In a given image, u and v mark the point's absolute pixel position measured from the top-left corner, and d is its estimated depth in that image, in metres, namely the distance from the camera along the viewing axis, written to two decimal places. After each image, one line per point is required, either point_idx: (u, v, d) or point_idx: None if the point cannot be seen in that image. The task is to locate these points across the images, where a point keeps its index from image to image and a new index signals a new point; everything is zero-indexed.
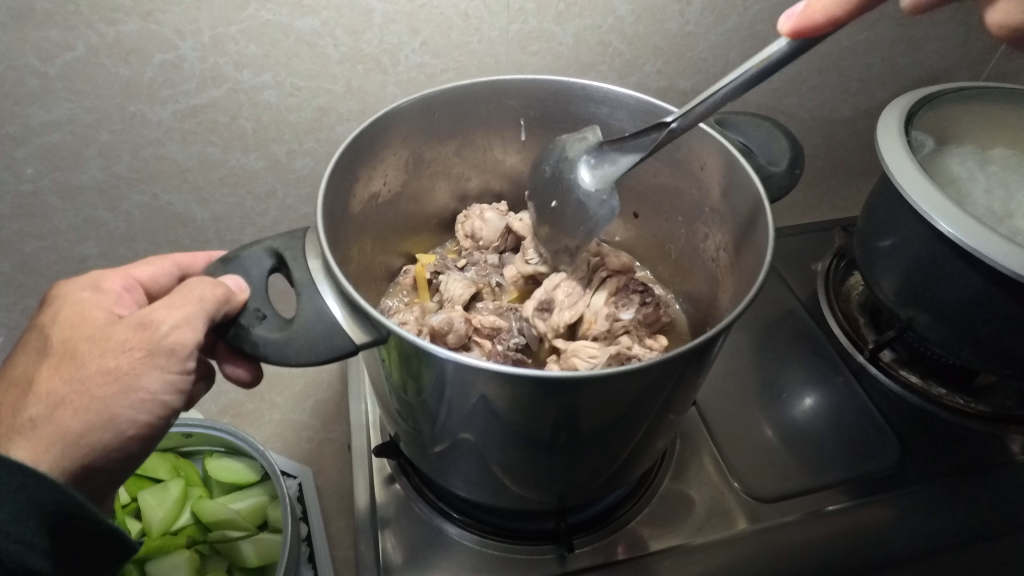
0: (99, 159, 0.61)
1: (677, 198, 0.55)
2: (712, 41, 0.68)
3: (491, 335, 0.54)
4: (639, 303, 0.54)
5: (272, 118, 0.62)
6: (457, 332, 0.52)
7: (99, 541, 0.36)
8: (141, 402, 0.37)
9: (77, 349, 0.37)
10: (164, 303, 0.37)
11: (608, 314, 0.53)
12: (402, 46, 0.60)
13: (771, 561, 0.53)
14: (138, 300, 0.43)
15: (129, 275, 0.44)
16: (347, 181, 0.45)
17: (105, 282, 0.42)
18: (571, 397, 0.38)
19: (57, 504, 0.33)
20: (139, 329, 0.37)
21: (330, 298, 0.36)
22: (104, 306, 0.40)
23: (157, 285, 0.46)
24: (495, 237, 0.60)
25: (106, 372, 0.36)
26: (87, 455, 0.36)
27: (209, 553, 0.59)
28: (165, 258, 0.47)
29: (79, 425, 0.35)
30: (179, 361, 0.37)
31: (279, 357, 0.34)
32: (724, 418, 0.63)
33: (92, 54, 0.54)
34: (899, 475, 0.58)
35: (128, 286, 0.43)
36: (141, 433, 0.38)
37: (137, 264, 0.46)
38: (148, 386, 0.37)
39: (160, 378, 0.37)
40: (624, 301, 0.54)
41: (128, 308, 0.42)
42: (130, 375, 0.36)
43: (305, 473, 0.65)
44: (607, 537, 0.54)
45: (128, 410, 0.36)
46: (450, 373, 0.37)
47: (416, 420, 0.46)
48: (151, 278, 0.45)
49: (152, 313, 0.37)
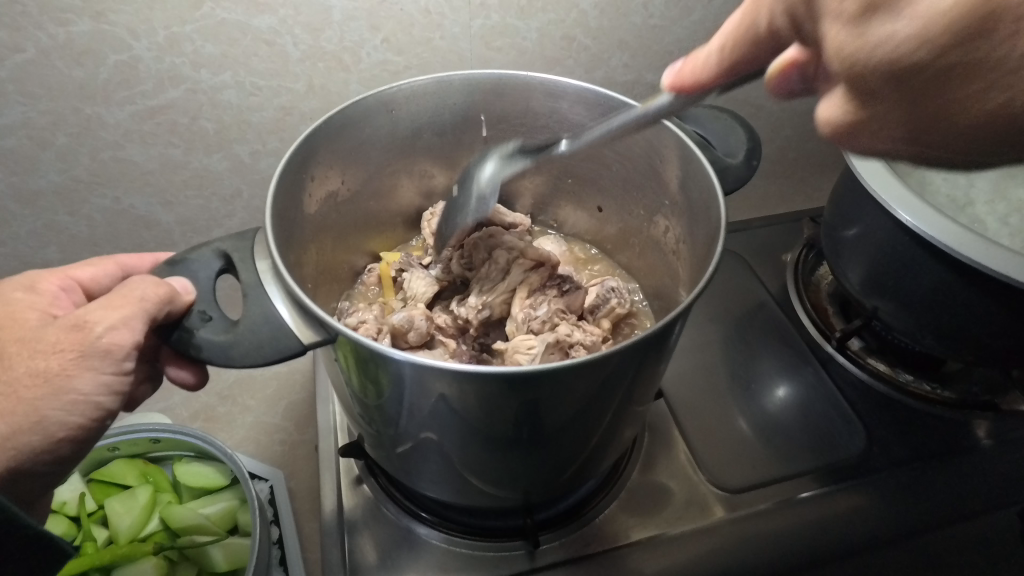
0: (57, 163, 0.60)
1: (639, 192, 0.55)
2: (678, 34, 0.68)
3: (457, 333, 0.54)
4: (557, 294, 0.54)
5: (233, 118, 0.62)
6: (418, 330, 0.51)
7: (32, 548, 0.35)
8: (73, 404, 0.36)
9: (7, 351, 0.37)
10: (101, 304, 0.37)
11: (525, 316, 0.52)
12: (364, 43, 0.59)
13: (742, 551, 0.53)
14: (77, 301, 0.43)
15: (67, 276, 0.44)
16: (300, 179, 0.45)
17: (40, 283, 0.42)
18: (528, 392, 0.38)
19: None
20: (72, 331, 0.37)
21: (278, 301, 0.35)
22: (38, 307, 0.40)
23: (98, 286, 0.45)
24: (461, 235, 0.58)
25: (35, 374, 0.36)
26: (14, 457, 0.35)
27: (178, 559, 0.59)
28: (108, 259, 0.46)
29: (5, 428, 0.35)
30: (116, 362, 0.37)
31: (223, 359, 0.34)
32: (693, 410, 0.63)
33: (43, 56, 0.53)
34: (868, 462, 0.59)
35: (65, 287, 0.43)
36: (73, 435, 0.37)
37: (80, 266, 0.45)
38: (81, 387, 0.36)
39: (94, 380, 0.36)
40: (539, 299, 0.53)
41: (64, 308, 0.41)
42: (61, 376, 0.36)
43: (277, 476, 0.65)
44: (578, 532, 0.54)
45: (56, 411, 0.36)
46: (406, 373, 0.37)
47: (378, 421, 0.46)
48: (91, 279, 0.45)
49: (87, 315, 0.36)
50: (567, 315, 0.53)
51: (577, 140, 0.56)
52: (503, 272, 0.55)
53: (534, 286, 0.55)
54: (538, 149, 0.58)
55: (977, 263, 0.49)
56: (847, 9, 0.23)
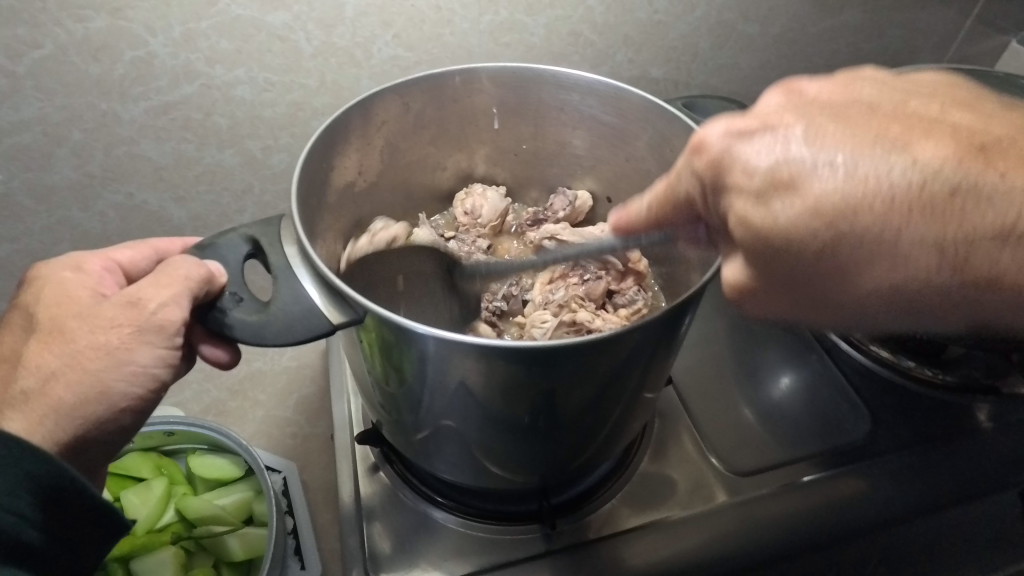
0: (72, 158, 0.61)
1: (648, 182, 0.57)
2: (682, 30, 0.70)
3: (476, 292, 0.55)
4: (577, 282, 0.55)
5: (245, 114, 0.62)
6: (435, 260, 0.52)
7: (95, 516, 0.36)
8: (133, 375, 0.37)
9: (65, 325, 0.37)
10: (150, 281, 0.37)
11: (543, 299, 0.54)
12: (375, 39, 0.60)
13: (750, 533, 0.54)
14: (120, 282, 0.43)
15: (109, 257, 0.44)
16: (321, 168, 0.46)
17: (86, 264, 0.42)
18: (548, 373, 0.38)
19: (45, 478, 0.33)
20: (127, 308, 0.37)
21: (308, 282, 0.36)
22: (89, 285, 0.40)
23: (137, 270, 0.45)
24: (495, 217, 0.60)
25: (96, 348, 0.37)
26: (82, 426, 0.37)
27: (195, 549, 0.59)
28: (145, 243, 0.47)
29: (71, 397, 0.36)
30: (168, 337, 0.37)
31: (256, 339, 0.35)
32: (701, 398, 0.64)
33: (61, 52, 0.54)
34: (872, 446, 0.60)
35: (108, 269, 0.43)
36: (134, 405, 0.38)
37: (118, 248, 0.45)
38: (140, 359, 0.37)
39: (151, 353, 0.37)
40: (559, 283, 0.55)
41: (111, 289, 0.42)
42: (122, 350, 0.37)
43: (290, 468, 0.65)
44: (590, 516, 0.55)
45: (119, 382, 0.37)
46: (432, 353, 0.37)
47: (399, 408, 0.46)
48: (131, 261, 0.45)
49: (139, 292, 0.37)
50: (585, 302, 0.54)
51: (587, 131, 0.57)
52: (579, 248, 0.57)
53: (556, 274, 0.56)
54: (548, 141, 0.59)
55: None
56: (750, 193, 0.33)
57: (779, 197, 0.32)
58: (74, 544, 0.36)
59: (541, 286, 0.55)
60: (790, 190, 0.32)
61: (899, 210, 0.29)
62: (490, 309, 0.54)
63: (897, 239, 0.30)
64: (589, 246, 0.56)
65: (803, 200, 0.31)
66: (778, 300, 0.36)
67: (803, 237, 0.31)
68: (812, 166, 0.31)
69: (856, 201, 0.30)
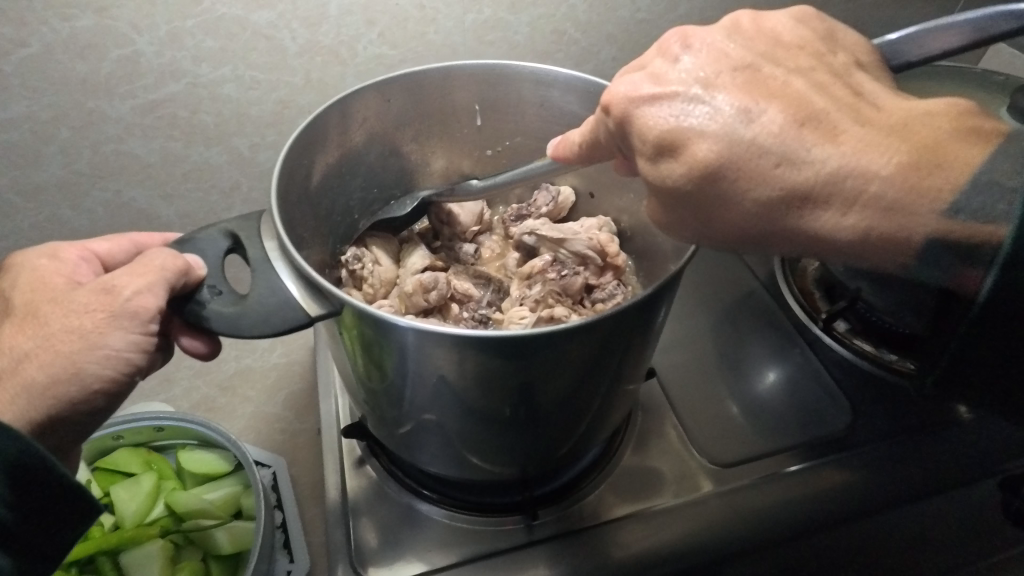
0: (59, 156, 0.61)
1: (629, 178, 0.57)
2: (665, 28, 0.70)
3: (461, 300, 0.54)
4: (555, 278, 0.55)
5: (232, 112, 0.63)
6: (440, 290, 0.52)
7: (70, 497, 0.37)
8: (106, 358, 0.38)
9: (39, 309, 0.38)
10: (127, 269, 0.38)
11: (519, 296, 0.55)
12: (359, 37, 0.61)
13: (731, 522, 0.55)
14: (96, 271, 0.44)
15: (86, 248, 0.45)
16: (303, 164, 0.46)
17: (62, 253, 0.43)
18: (524, 365, 0.39)
19: (19, 457, 0.34)
20: (101, 295, 0.38)
21: (286, 276, 0.37)
22: (63, 273, 0.41)
23: (114, 261, 0.46)
24: (473, 220, 0.60)
25: (70, 331, 0.37)
26: (54, 406, 0.37)
27: (182, 543, 0.60)
28: (122, 236, 0.48)
29: (45, 377, 0.36)
30: (142, 323, 0.38)
31: (233, 330, 0.35)
32: (684, 391, 0.65)
33: (47, 50, 0.55)
34: (852, 437, 0.61)
35: (84, 258, 0.44)
36: (107, 388, 0.39)
37: (95, 241, 0.47)
38: (112, 343, 0.38)
39: (124, 338, 0.38)
40: (536, 280, 0.55)
41: (86, 276, 0.43)
42: (95, 333, 0.37)
43: (278, 463, 0.66)
44: (573, 506, 0.55)
45: (92, 365, 0.38)
46: (409, 345, 0.38)
47: (381, 403, 0.47)
48: (108, 252, 0.46)
49: (115, 279, 0.38)
50: (561, 298, 0.54)
51: (568, 127, 0.57)
52: (555, 244, 0.57)
53: (534, 271, 0.56)
54: (528, 137, 0.60)
55: None
56: (646, 152, 0.37)
57: (666, 159, 0.36)
58: (48, 526, 0.37)
59: (518, 285, 0.56)
60: (676, 149, 0.36)
61: (786, 139, 0.33)
62: (475, 317, 0.54)
63: (755, 178, 0.34)
64: (566, 241, 0.55)
65: (682, 162, 0.35)
66: (688, 224, 0.38)
67: (680, 184, 0.36)
68: (697, 124, 0.35)
69: (719, 157, 0.34)
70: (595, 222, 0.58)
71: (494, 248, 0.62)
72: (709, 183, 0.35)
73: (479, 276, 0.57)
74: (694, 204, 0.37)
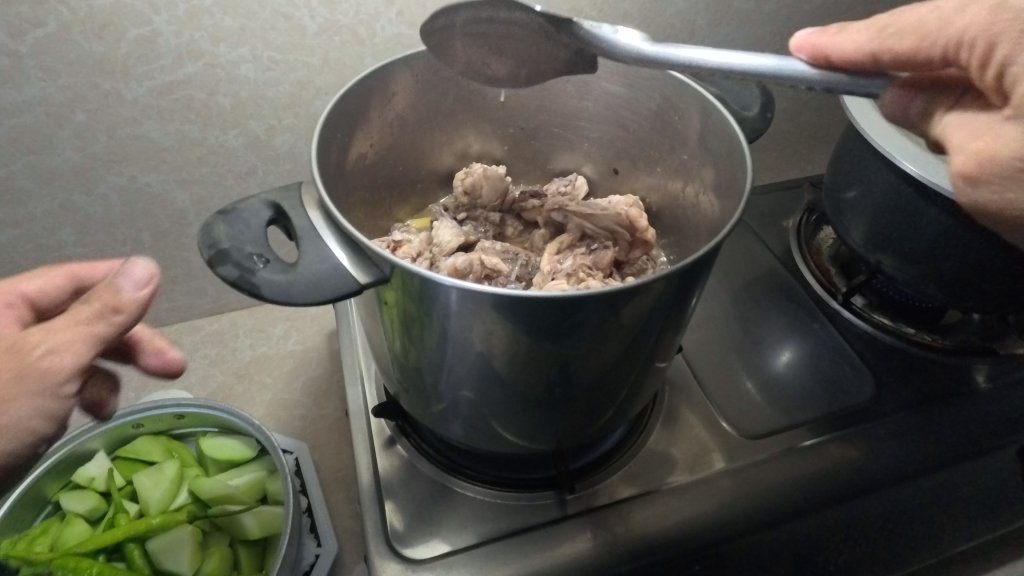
0: (75, 140, 0.60)
1: (656, 154, 0.57)
2: (679, 7, 0.71)
3: (490, 276, 0.53)
4: (585, 252, 0.55)
5: (249, 94, 0.62)
6: (475, 274, 0.52)
7: None
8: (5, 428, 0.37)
9: None
10: (43, 327, 0.39)
11: (551, 269, 0.53)
12: (378, 16, 0.60)
13: (760, 492, 0.55)
14: (20, 319, 0.47)
15: (13, 290, 0.47)
16: (338, 138, 0.46)
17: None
18: (570, 332, 0.39)
19: None
20: (10, 354, 0.38)
21: (334, 244, 0.36)
22: None
23: (45, 299, 0.48)
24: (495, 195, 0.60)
25: None
26: None
27: (210, 529, 0.59)
28: (62, 271, 0.48)
29: None
30: (55, 387, 0.38)
31: (285, 298, 0.35)
32: (708, 366, 0.66)
33: (64, 30, 0.54)
34: (876, 407, 0.61)
35: (8, 302, 0.47)
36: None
37: (32, 276, 0.49)
38: (18, 411, 0.37)
39: (31, 404, 0.37)
40: (567, 254, 0.55)
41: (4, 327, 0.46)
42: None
43: (301, 449, 0.65)
44: (604, 481, 0.56)
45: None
46: (454, 310, 0.37)
47: (418, 379, 0.47)
48: (36, 293, 0.48)
49: (26, 338, 0.38)
50: (593, 272, 0.53)
51: (595, 103, 0.58)
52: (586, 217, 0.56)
53: (563, 246, 0.56)
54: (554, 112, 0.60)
55: None
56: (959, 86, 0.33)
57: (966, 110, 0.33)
58: None
59: (550, 257, 0.55)
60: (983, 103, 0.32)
61: None
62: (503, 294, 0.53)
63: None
64: (593, 217, 0.55)
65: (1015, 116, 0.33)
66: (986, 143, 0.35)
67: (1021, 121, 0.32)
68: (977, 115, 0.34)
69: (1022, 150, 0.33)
70: (624, 200, 0.57)
71: (517, 224, 0.63)
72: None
73: (506, 250, 0.57)
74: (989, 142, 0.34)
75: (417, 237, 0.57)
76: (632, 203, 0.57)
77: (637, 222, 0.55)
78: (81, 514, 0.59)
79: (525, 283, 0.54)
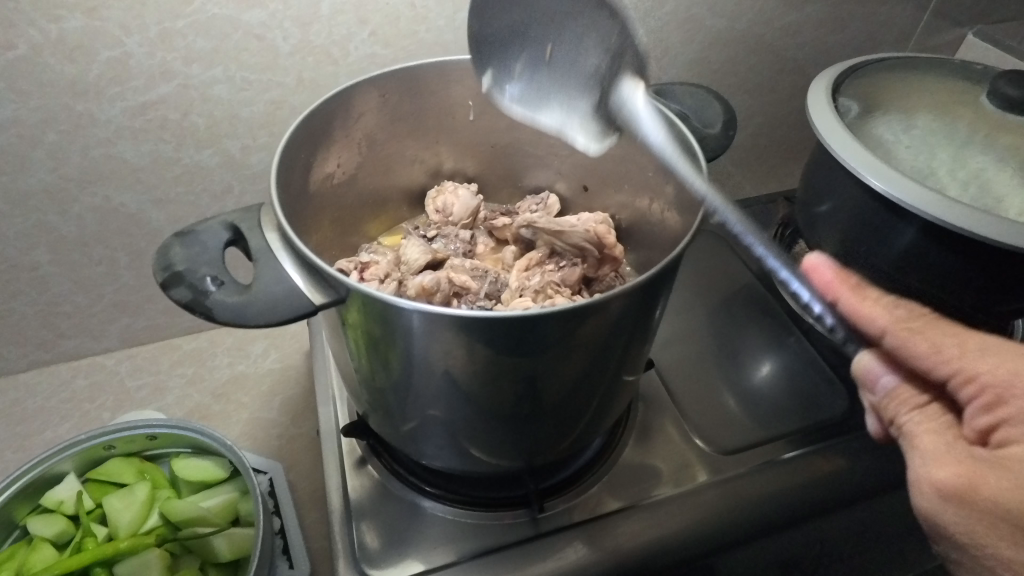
0: (48, 161, 0.60)
1: (625, 169, 0.57)
2: (651, 26, 0.72)
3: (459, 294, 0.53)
4: (553, 268, 0.55)
5: (223, 113, 0.63)
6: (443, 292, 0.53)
7: None
8: None
9: None
10: None
11: (519, 286, 0.54)
12: (351, 37, 0.61)
13: (736, 508, 0.54)
14: None
15: None
16: (303, 159, 0.46)
17: None
18: (533, 349, 0.38)
19: None
20: None
21: (289, 266, 0.36)
22: None
23: None
24: (466, 213, 0.61)
25: None
26: None
27: (180, 551, 0.58)
28: None
29: None
30: None
31: (240, 319, 0.35)
32: (683, 381, 0.66)
33: (35, 53, 0.54)
34: (851, 420, 0.61)
35: None
36: None
37: None
38: None
39: None
40: (535, 271, 0.55)
41: None
42: None
43: (276, 469, 0.64)
44: (577, 499, 0.55)
45: None
46: (415, 331, 0.37)
47: (385, 398, 0.47)
48: None
49: None
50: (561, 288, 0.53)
51: None
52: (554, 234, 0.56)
53: (532, 263, 0.56)
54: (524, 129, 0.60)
55: (942, 221, 0.52)
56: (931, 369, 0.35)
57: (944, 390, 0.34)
58: None
59: (518, 274, 0.55)
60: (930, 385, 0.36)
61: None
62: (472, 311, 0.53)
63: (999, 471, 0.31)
64: (563, 234, 0.55)
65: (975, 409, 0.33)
66: (949, 452, 0.33)
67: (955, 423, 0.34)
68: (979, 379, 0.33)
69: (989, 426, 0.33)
70: (593, 217, 0.58)
71: (488, 243, 0.62)
72: (983, 502, 0.31)
73: (475, 268, 0.56)
74: (931, 444, 0.34)
75: (384, 255, 0.56)
76: (602, 220, 0.58)
77: (604, 236, 0.54)
78: (47, 538, 0.58)
79: (492, 301, 0.54)
